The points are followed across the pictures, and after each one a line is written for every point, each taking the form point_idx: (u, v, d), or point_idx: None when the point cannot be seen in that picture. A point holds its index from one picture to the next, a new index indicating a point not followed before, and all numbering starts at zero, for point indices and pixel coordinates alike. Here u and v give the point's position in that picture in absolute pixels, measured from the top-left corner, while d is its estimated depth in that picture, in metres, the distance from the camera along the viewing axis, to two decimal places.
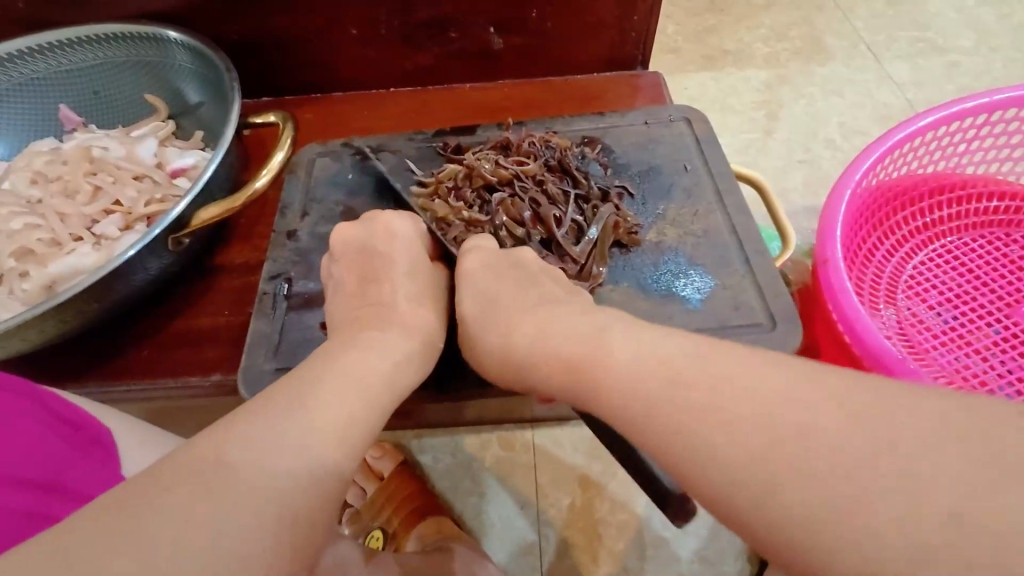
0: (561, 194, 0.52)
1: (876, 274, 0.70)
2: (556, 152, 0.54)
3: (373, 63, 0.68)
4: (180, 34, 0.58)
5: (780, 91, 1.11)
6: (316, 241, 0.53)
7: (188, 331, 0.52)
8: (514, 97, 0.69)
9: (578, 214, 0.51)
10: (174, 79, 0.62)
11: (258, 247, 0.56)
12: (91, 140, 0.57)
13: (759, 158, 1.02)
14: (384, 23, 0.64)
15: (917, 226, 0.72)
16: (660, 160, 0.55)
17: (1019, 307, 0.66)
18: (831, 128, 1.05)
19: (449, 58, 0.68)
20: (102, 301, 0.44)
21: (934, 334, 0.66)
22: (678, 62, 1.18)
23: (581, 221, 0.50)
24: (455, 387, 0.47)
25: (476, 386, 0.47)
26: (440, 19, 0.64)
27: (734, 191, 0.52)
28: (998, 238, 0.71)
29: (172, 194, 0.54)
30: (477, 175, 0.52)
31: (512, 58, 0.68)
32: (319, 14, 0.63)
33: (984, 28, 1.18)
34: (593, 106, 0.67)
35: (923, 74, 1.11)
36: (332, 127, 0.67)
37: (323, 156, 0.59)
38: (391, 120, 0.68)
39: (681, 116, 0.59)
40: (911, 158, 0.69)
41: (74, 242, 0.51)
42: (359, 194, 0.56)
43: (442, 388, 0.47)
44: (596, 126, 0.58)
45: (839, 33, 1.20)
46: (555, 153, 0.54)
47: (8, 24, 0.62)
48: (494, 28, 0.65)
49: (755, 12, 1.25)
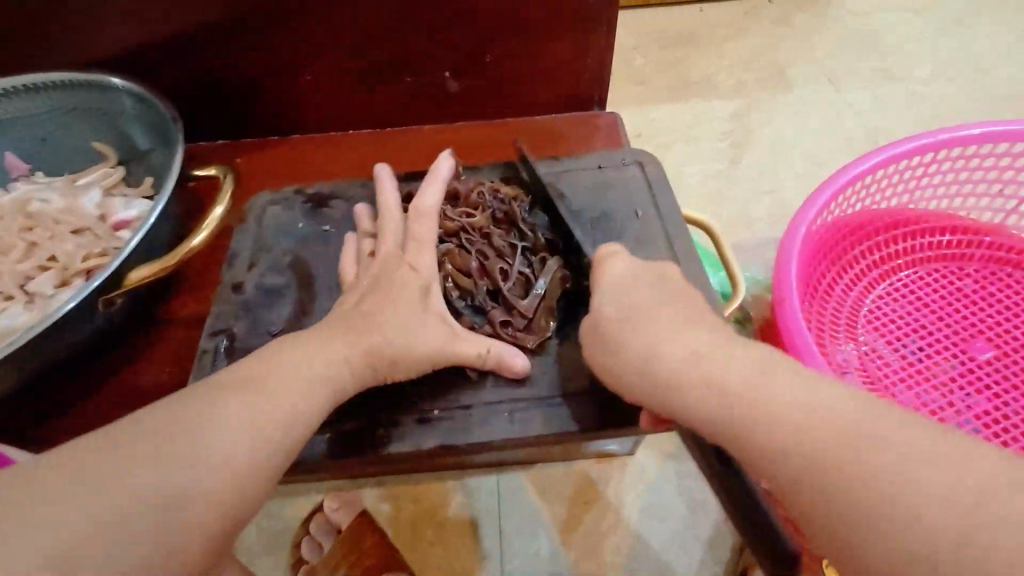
0: (509, 247, 0.51)
1: (835, 310, 0.70)
2: (504, 202, 0.53)
3: (330, 106, 0.68)
4: (124, 82, 0.56)
5: (745, 122, 1.13)
6: (262, 294, 0.51)
7: (127, 390, 0.50)
8: (475, 140, 0.68)
9: (525, 266, 0.50)
10: (121, 125, 0.61)
11: (206, 297, 0.55)
12: (31, 191, 0.56)
13: (726, 188, 1.03)
14: (340, 66, 0.64)
15: (874, 261, 0.73)
16: (612, 206, 0.55)
17: (975, 340, 0.67)
18: (795, 158, 1.07)
19: (406, 101, 0.68)
20: (28, 367, 0.42)
21: (893, 370, 0.67)
22: (646, 93, 1.19)
23: (528, 274, 0.50)
24: (395, 456, 0.43)
25: (418, 454, 0.43)
26: (396, 62, 0.64)
27: (684, 238, 0.52)
28: (954, 271, 0.71)
29: (113, 248, 0.53)
30: None
31: (471, 100, 0.68)
32: (273, 61, 0.62)
33: (941, 58, 1.21)
34: (552, 148, 0.66)
35: (883, 104, 1.14)
36: (288, 172, 0.67)
37: (275, 204, 0.58)
38: (350, 165, 0.67)
39: (634, 159, 0.58)
40: (864, 196, 0.70)
41: (8, 301, 0.50)
42: (308, 243, 0.55)
43: (381, 459, 0.43)
44: (550, 170, 0.58)
45: (802, 64, 1.22)
46: (503, 204, 0.53)
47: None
48: (450, 72, 0.65)
49: (720, 43, 1.28)
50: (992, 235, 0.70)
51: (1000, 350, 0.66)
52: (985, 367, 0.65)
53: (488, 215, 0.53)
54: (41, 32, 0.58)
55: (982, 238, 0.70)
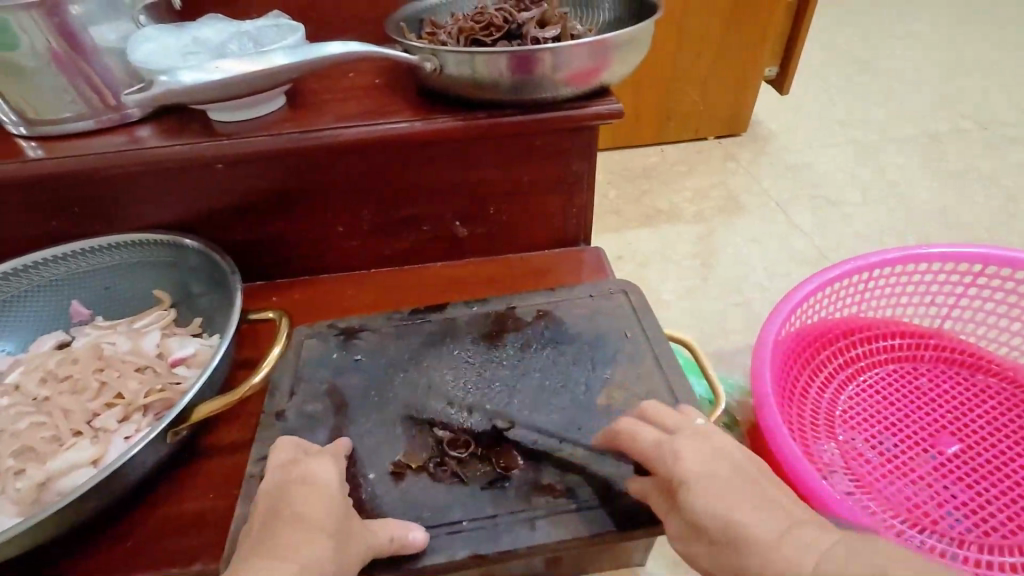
0: (532, 23, 0.67)
1: (813, 410, 0.78)
2: (536, 14, 0.67)
3: (357, 253, 0.78)
4: (193, 240, 0.66)
5: (711, 243, 1.29)
6: (304, 420, 0.57)
7: (173, 517, 0.53)
8: (483, 274, 0.79)
9: (532, 16, 0.67)
10: (180, 274, 0.70)
11: (246, 424, 0.60)
12: (101, 338, 0.64)
13: (700, 303, 1.16)
14: (367, 221, 0.76)
15: (839, 364, 0.82)
16: (603, 329, 0.64)
17: (943, 434, 0.74)
18: (758, 274, 1.21)
19: (423, 246, 0.79)
20: (96, 500, 0.48)
21: (875, 466, 0.73)
22: (622, 221, 1.36)
23: (537, 18, 0.67)
24: (424, 565, 0.47)
25: (448, 563, 0.47)
26: (414, 216, 0.76)
27: (668, 355, 0.61)
28: (910, 371, 0.80)
29: (172, 383, 0.59)
30: (492, 28, 0.67)
31: (477, 242, 0.80)
32: (312, 219, 0.74)
33: (867, 185, 1.42)
34: (547, 281, 0.77)
35: (825, 225, 1.32)
36: (316, 307, 0.75)
37: (311, 337, 0.66)
38: (374, 297, 0.76)
39: (619, 288, 0.69)
40: (819, 309, 0.81)
41: (75, 437, 0.55)
42: (343, 373, 0.62)
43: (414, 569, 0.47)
44: (550, 300, 0.69)
45: (751, 192, 1.42)
46: (537, 14, 0.67)
47: (20, 235, 0.70)
48: (459, 221, 0.78)
49: (681, 177, 1.49)
50: (934, 337, 0.81)
51: (965, 442, 0.73)
52: (956, 460, 0.72)
53: (523, 20, 0.67)
54: (110, 201, 0.69)
55: (926, 339, 0.81)
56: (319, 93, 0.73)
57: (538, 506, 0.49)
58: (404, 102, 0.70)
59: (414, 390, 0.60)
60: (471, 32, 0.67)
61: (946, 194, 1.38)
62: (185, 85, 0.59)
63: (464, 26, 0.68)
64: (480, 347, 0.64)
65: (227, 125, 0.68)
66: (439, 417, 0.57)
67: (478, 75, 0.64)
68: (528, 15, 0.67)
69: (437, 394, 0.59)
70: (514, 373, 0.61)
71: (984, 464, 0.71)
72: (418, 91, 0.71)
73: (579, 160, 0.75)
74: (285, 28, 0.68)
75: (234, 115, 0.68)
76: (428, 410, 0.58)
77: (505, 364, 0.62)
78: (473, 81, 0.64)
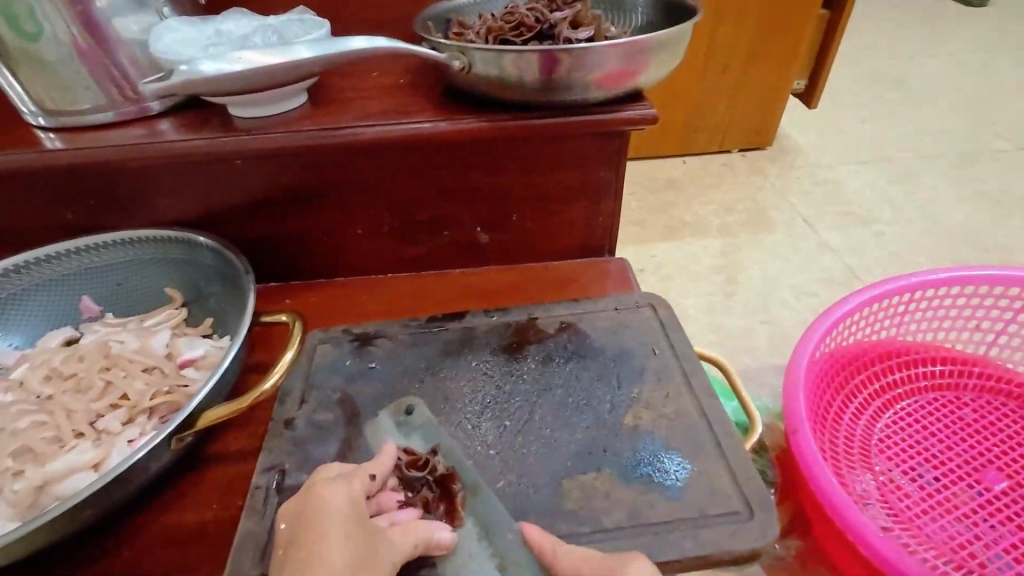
0: (563, 23, 0.64)
1: (848, 437, 0.73)
2: (568, 14, 0.65)
3: (374, 256, 0.76)
4: (208, 239, 0.65)
5: (735, 258, 1.25)
6: (314, 429, 0.55)
7: (173, 527, 0.51)
8: (503, 282, 0.76)
9: (564, 16, 0.65)
10: (193, 273, 0.68)
11: (253, 431, 0.57)
12: (110, 335, 0.62)
13: (724, 320, 1.12)
14: (386, 224, 0.73)
15: (874, 389, 0.77)
16: (630, 344, 0.61)
17: (988, 469, 0.69)
18: (785, 291, 1.17)
19: (442, 251, 0.77)
20: (94, 508, 0.45)
21: (915, 500, 0.68)
22: (643, 232, 1.33)
23: (568, 18, 0.65)
24: None
25: None
26: (434, 220, 0.74)
27: (699, 374, 0.57)
28: (951, 399, 0.76)
29: (180, 386, 0.57)
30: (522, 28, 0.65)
31: (498, 249, 0.77)
32: (331, 220, 0.72)
33: (899, 203, 1.38)
34: (569, 292, 0.74)
35: (855, 243, 1.28)
36: (330, 311, 0.72)
37: (324, 342, 0.64)
38: (390, 302, 0.73)
39: (646, 301, 0.66)
40: (854, 330, 0.77)
41: (76, 439, 0.52)
42: (356, 381, 0.59)
43: None
44: (573, 311, 0.65)
45: (778, 207, 1.38)
46: (569, 14, 0.65)
47: (34, 227, 0.69)
48: (480, 227, 0.75)
49: (704, 190, 1.45)
50: (978, 364, 0.76)
51: (1013, 479, 0.68)
52: (1003, 498, 0.67)
53: (555, 20, 0.64)
54: (127, 195, 0.68)
55: (969, 366, 0.76)
56: (341, 90, 0.71)
57: (559, 533, 0.46)
58: (429, 101, 0.68)
59: (429, 401, 0.57)
60: (500, 31, 0.65)
61: (983, 215, 1.33)
62: (205, 76, 0.57)
63: (494, 26, 0.66)
64: (499, 359, 0.61)
65: (248, 120, 0.66)
66: (454, 432, 0.54)
67: (507, 76, 0.61)
68: (559, 14, 0.65)
69: (453, 408, 0.56)
70: (534, 388, 0.57)
71: None
72: (444, 91, 0.69)
73: (608, 166, 0.72)
74: (311, 23, 0.66)
75: (255, 109, 0.66)
76: (444, 423, 0.55)
77: (525, 378, 0.59)
78: (501, 81, 0.62)
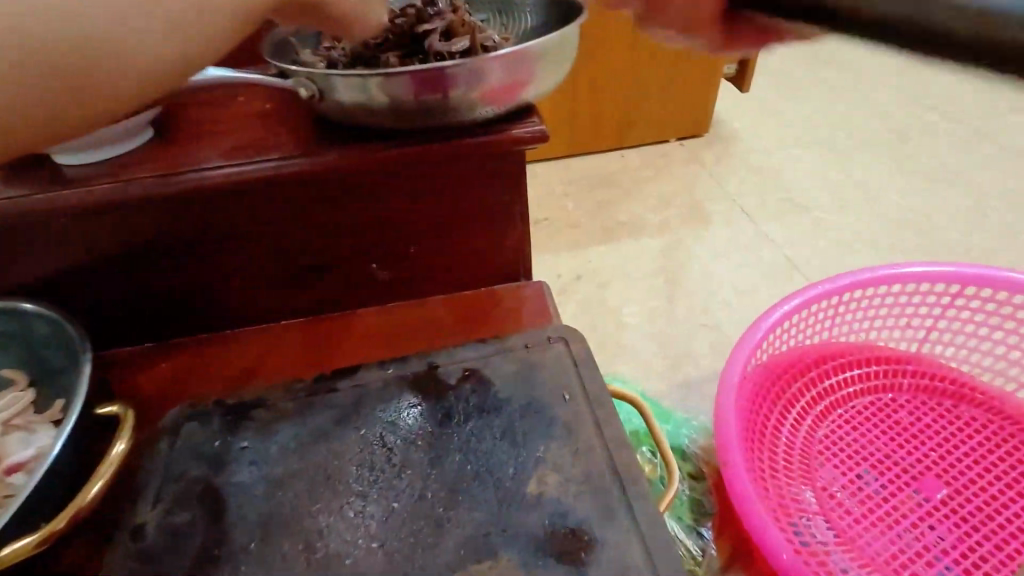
0: (435, 33, 0.57)
1: (787, 453, 0.69)
2: (442, 22, 0.57)
3: (259, 306, 0.67)
4: (36, 309, 0.55)
5: (675, 257, 1.21)
6: (168, 536, 0.47)
7: None
8: (408, 321, 0.68)
9: (437, 25, 0.57)
10: (31, 349, 0.58)
11: (103, 539, 0.49)
12: None
13: (666, 325, 1.08)
14: (266, 270, 0.65)
15: (812, 397, 0.74)
16: (539, 391, 0.55)
17: (927, 476, 0.67)
18: (726, 289, 1.13)
19: (338, 293, 0.69)
20: None
21: (856, 517, 0.65)
22: (580, 236, 1.27)
23: (441, 28, 0.57)
24: None
25: None
26: (322, 261, 0.66)
27: (614, 422, 0.51)
28: (889, 402, 0.73)
29: (6, 496, 0.48)
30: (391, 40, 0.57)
31: (401, 285, 0.70)
32: (201, 273, 0.63)
33: (835, 187, 1.36)
34: (481, 328, 0.67)
35: (794, 232, 1.25)
36: (209, 373, 0.64)
37: (190, 419, 0.55)
38: (279, 357, 0.65)
39: (560, 336, 0.59)
40: (787, 337, 0.73)
41: None
42: (225, 465, 0.51)
43: None
44: (478, 355, 0.59)
45: (717, 200, 1.35)
46: (443, 23, 0.57)
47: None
48: (377, 263, 0.67)
49: (642, 185, 1.40)
50: (912, 362, 0.74)
51: (951, 485, 0.66)
52: (942, 506, 0.65)
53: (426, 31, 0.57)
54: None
55: (904, 366, 0.74)
56: (198, 123, 0.62)
57: None
58: (296, 131, 0.59)
59: (308, 485, 0.49)
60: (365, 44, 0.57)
61: (916, 195, 1.33)
62: None
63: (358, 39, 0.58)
64: (392, 422, 0.54)
65: (80, 169, 0.57)
66: (334, 522, 0.46)
67: (372, 100, 0.54)
68: (430, 24, 0.57)
69: (334, 492, 0.48)
70: (430, 455, 0.51)
71: (975, 511, 0.64)
72: (314, 117, 0.61)
73: (508, 186, 0.65)
74: None
75: (87, 155, 0.57)
76: (323, 512, 0.47)
77: (420, 444, 0.51)
78: (367, 106, 0.54)
